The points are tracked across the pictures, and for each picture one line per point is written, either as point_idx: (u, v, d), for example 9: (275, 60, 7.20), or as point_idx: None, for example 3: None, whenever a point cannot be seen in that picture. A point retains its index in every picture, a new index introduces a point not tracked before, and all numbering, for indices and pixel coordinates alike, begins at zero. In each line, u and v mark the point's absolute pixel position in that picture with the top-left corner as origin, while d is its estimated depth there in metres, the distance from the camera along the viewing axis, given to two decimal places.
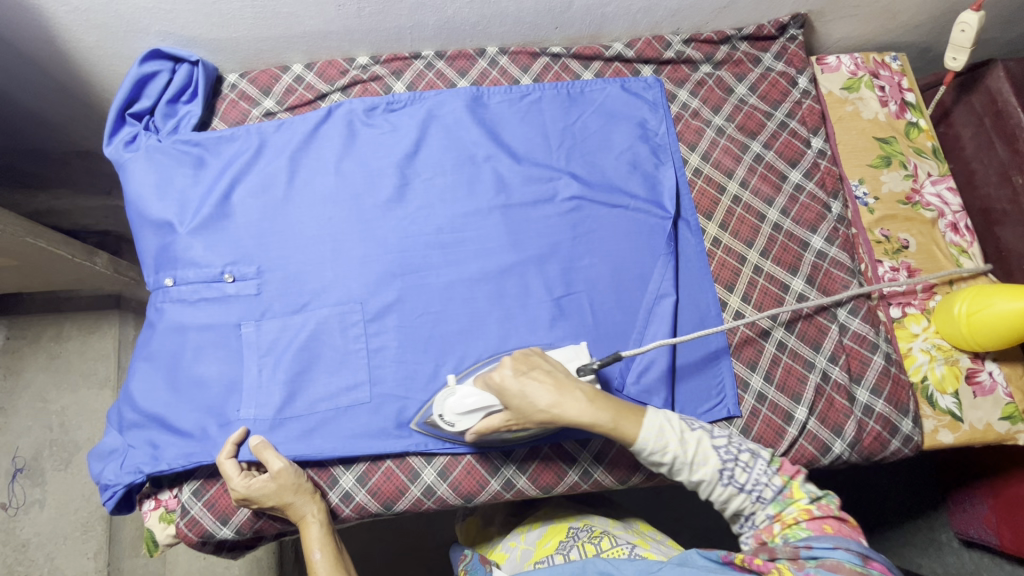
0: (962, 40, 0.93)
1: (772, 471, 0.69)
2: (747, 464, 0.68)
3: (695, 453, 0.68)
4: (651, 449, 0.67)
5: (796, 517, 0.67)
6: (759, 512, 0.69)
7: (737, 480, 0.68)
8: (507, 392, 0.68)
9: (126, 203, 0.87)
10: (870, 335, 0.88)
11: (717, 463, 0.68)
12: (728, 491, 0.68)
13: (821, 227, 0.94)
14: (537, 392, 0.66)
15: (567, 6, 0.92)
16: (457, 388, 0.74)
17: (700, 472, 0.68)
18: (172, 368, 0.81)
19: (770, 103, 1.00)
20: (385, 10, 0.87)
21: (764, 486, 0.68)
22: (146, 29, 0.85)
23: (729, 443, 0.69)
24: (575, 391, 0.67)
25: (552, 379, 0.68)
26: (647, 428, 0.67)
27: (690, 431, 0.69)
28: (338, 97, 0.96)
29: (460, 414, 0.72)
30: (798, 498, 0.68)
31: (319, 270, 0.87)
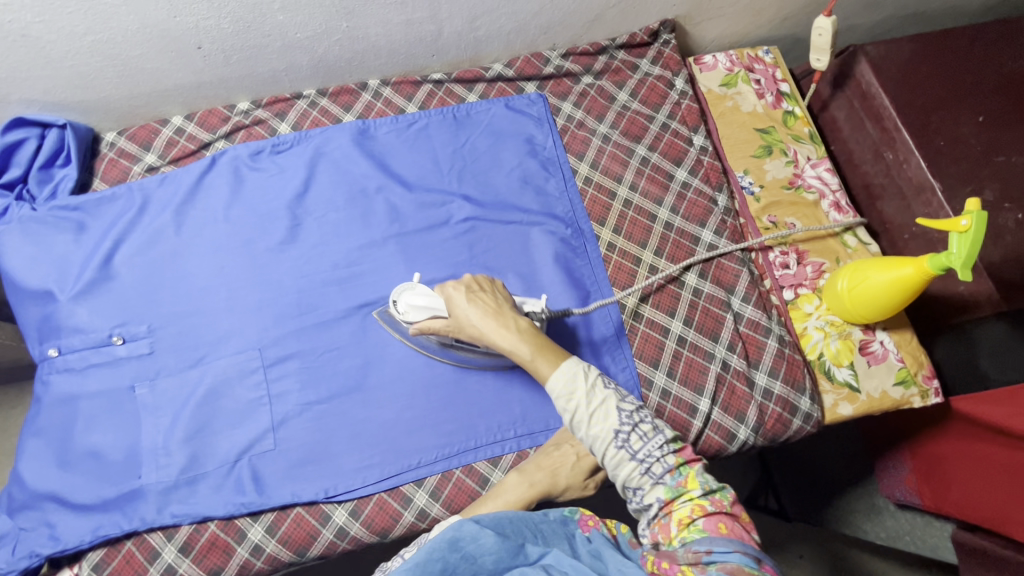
0: (821, 44, 0.98)
1: (670, 449, 0.60)
2: (645, 434, 0.60)
3: (596, 408, 0.61)
4: (557, 393, 0.62)
5: (692, 514, 0.57)
6: (648, 491, 0.59)
7: (631, 447, 0.60)
8: (451, 303, 0.71)
9: (4, 276, 0.84)
10: (764, 320, 0.91)
11: (615, 424, 0.60)
12: (620, 457, 0.60)
13: (709, 221, 0.97)
14: (470, 312, 0.69)
15: (437, 34, 0.93)
16: (418, 285, 0.79)
17: (595, 429, 0.61)
18: (63, 441, 0.78)
19: (651, 106, 1.03)
20: (254, 56, 0.87)
21: (656, 462, 0.59)
22: (8, 98, 0.83)
23: (636, 410, 0.62)
24: (514, 322, 0.68)
25: (493, 306, 0.70)
26: (559, 372, 0.62)
27: (601, 386, 0.62)
28: (223, 144, 0.95)
29: (414, 304, 0.77)
30: (692, 488, 0.59)
31: (214, 320, 0.86)
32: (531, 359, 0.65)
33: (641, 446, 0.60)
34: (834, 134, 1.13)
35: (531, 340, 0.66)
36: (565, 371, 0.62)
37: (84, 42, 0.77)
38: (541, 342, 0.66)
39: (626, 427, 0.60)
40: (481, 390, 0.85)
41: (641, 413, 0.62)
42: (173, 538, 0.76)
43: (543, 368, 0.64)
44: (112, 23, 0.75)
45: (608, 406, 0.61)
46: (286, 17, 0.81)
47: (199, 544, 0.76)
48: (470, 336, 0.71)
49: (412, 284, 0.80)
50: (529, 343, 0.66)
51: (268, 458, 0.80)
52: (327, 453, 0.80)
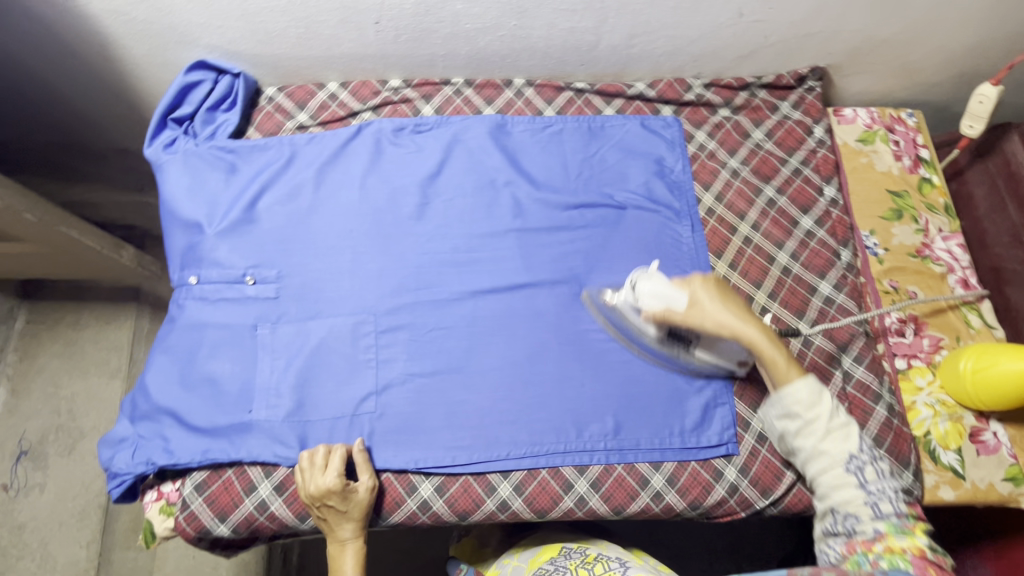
0: (980, 111, 0.97)
1: (903, 499, 0.70)
2: (879, 473, 0.71)
3: (836, 429, 0.73)
4: (795, 398, 0.73)
5: (905, 547, 0.67)
6: (865, 520, 0.69)
7: (863, 476, 0.71)
8: (697, 298, 0.76)
9: (160, 202, 0.90)
10: (874, 384, 0.88)
11: (853, 448, 0.72)
12: (848, 482, 0.71)
13: (830, 274, 0.95)
14: (721, 307, 0.75)
15: (593, 46, 0.95)
16: (654, 273, 0.80)
17: (830, 445, 0.72)
18: (187, 364, 0.83)
19: (785, 149, 1.02)
20: (420, 39, 0.91)
21: (888, 498, 0.69)
22: (195, 41, 0.89)
23: (876, 452, 0.73)
24: (751, 319, 0.75)
25: (743, 307, 0.76)
26: (803, 382, 0.73)
27: (842, 412, 0.74)
28: (370, 115, 1.00)
29: (652, 292, 0.78)
30: (917, 536, 0.68)
31: (337, 279, 0.90)
32: (781, 361, 0.73)
33: (873, 479, 0.70)
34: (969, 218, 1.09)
35: (784, 350, 0.74)
36: (811, 387, 0.73)
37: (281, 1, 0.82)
38: (793, 351, 0.75)
39: (862, 457, 0.71)
40: (578, 397, 0.86)
41: (881, 457, 0.73)
42: (270, 476, 0.80)
43: (792, 374, 0.74)
44: None
45: (848, 431, 0.73)
46: (464, 7, 0.85)
47: (292, 488, 0.79)
48: (710, 328, 0.75)
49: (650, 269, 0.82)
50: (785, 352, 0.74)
51: (368, 420, 0.83)
52: (423, 427, 0.83)
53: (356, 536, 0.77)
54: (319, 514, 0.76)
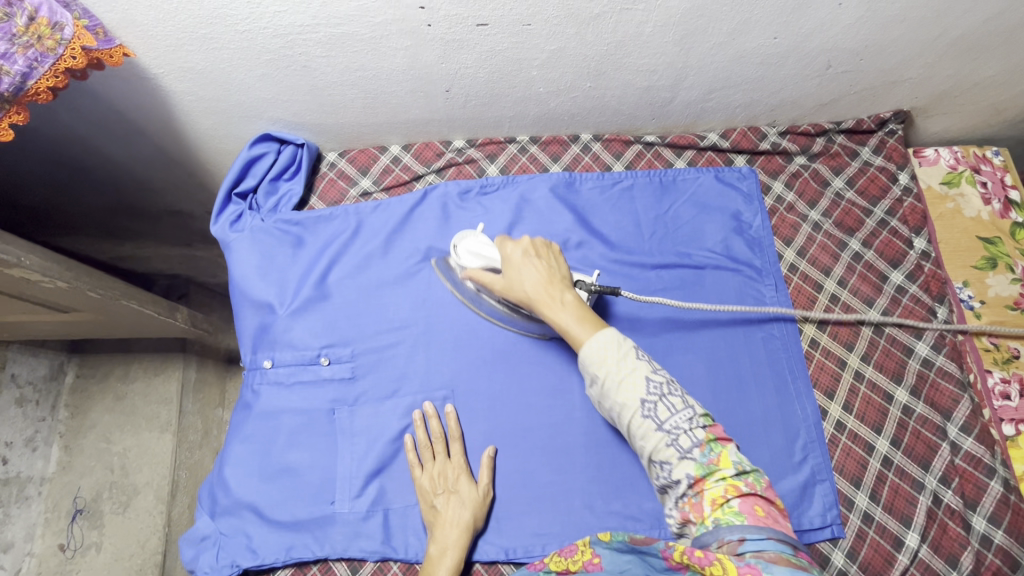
0: None
1: (700, 424, 0.58)
2: (673, 406, 0.59)
3: (626, 378, 0.61)
4: (591, 359, 0.62)
5: (726, 494, 0.56)
6: (676, 466, 0.58)
7: (657, 417, 0.59)
8: (510, 264, 0.73)
9: (230, 282, 0.88)
10: (986, 457, 0.82)
11: (642, 394, 0.60)
12: (647, 427, 0.59)
13: (926, 333, 0.90)
14: (526, 275, 0.71)
15: (668, 101, 0.91)
16: (480, 233, 0.82)
17: (624, 397, 0.60)
18: (266, 454, 0.80)
19: (869, 198, 0.97)
20: (490, 103, 0.88)
21: (684, 434, 0.58)
22: (261, 115, 0.87)
23: (666, 382, 0.61)
24: (563, 291, 0.68)
25: (547, 275, 0.70)
26: (596, 337, 0.63)
27: (633, 357, 0.62)
28: (434, 178, 0.96)
29: (472, 251, 0.80)
30: (724, 468, 0.57)
31: (412, 354, 0.86)
32: (576, 327, 0.65)
33: (668, 418, 0.59)
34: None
35: (574, 314, 0.66)
36: (608, 332, 0.64)
37: (352, 76, 0.79)
38: (586, 312, 0.66)
39: (654, 396, 0.60)
40: None
41: (671, 386, 0.61)
42: (358, 571, 0.77)
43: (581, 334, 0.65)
44: (384, 64, 0.77)
45: (637, 376, 0.60)
46: (539, 73, 0.81)
47: None
48: (517, 299, 0.72)
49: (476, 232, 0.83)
50: (572, 313, 0.66)
51: None
52: (508, 512, 0.80)
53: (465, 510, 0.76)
54: (434, 502, 0.77)
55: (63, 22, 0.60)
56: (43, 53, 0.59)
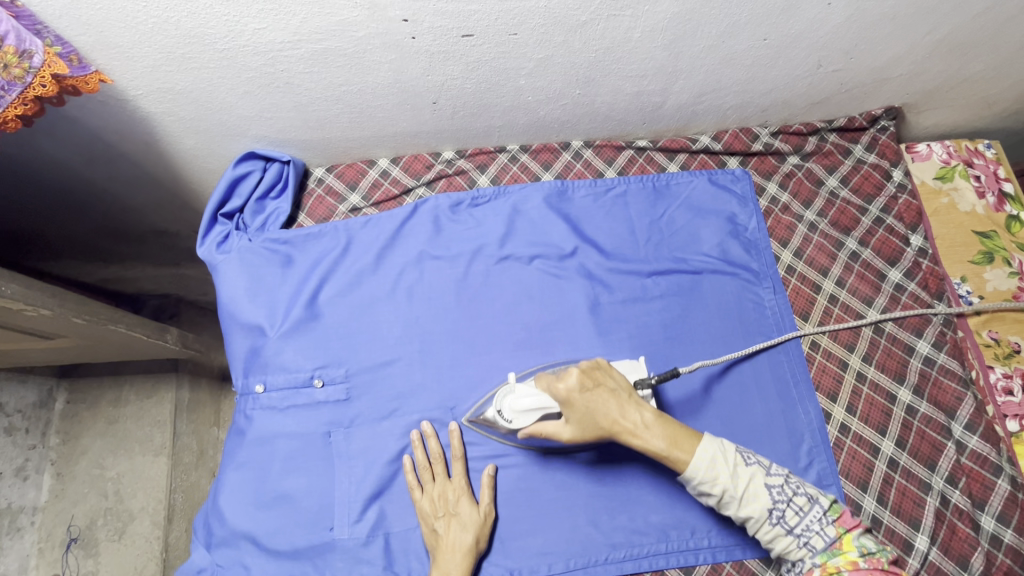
0: None
1: (829, 521, 0.64)
2: (800, 508, 0.65)
3: (745, 489, 0.65)
4: (699, 480, 0.65)
5: (841, 567, 0.62)
6: (805, 559, 0.65)
7: (787, 523, 0.65)
8: (572, 407, 0.67)
9: (218, 305, 0.86)
10: (992, 455, 0.82)
11: (766, 504, 0.65)
12: (776, 532, 0.65)
13: (926, 332, 0.89)
14: (598, 412, 0.67)
15: (659, 105, 0.89)
16: (518, 387, 0.74)
17: (748, 509, 0.66)
18: (261, 481, 0.79)
19: (864, 196, 0.96)
20: (478, 113, 0.86)
21: (814, 535, 0.64)
22: (244, 133, 0.85)
23: (785, 485, 0.66)
24: (642, 411, 0.67)
25: (619, 405, 0.67)
26: (699, 457, 0.65)
27: (744, 466, 0.66)
28: (424, 191, 0.95)
29: (524, 407, 0.72)
30: (848, 551, 0.63)
31: (408, 371, 0.85)
32: (672, 451, 0.66)
33: (796, 521, 0.65)
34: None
35: (662, 437, 0.66)
36: (701, 445, 0.66)
37: (336, 91, 0.77)
38: (677, 429, 0.67)
39: (779, 505, 0.65)
40: (675, 490, 0.81)
41: (792, 484, 0.67)
42: None
43: (679, 454, 0.66)
44: (368, 78, 0.75)
45: (756, 485, 0.66)
46: (527, 82, 0.80)
47: None
48: (595, 436, 0.69)
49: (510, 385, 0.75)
50: (662, 435, 0.66)
51: None
52: (512, 532, 0.79)
53: (467, 529, 0.75)
54: (435, 526, 0.76)
55: (32, 50, 0.59)
56: (10, 81, 0.57)
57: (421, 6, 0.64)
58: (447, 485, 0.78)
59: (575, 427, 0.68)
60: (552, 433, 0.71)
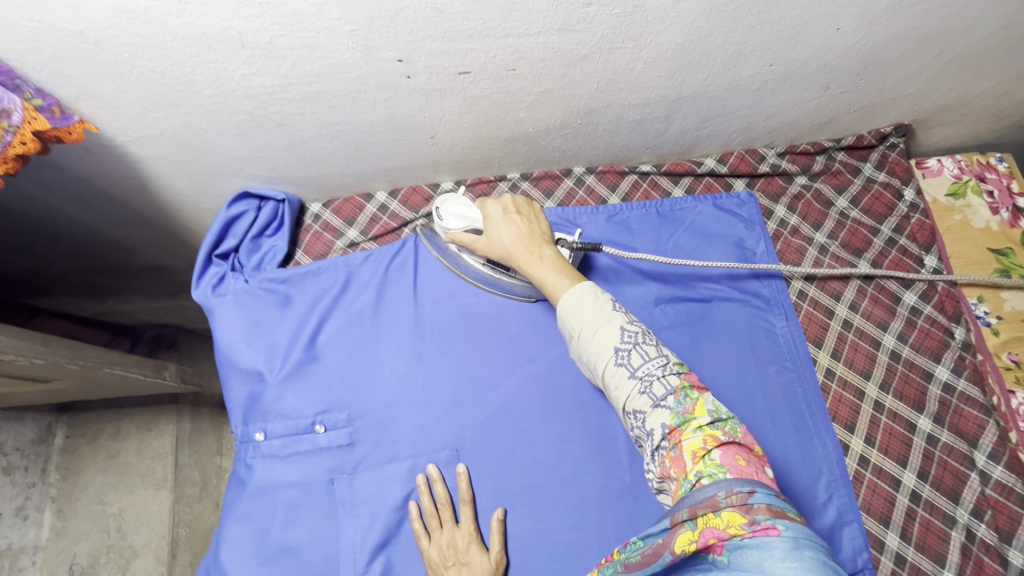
0: None
1: (673, 371, 0.59)
2: (647, 354, 0.60)
3: (602, 328, 0.62)
4: (568, 309, 0.65)
5: (704, 442, 0.54)
6: (649, 415, 0.58)
7: (630, 365, 0.60)
8: (490, 225, 0.76)
9: (215, 349, 0.84)
10: (1018, 486, 0.79)
11: (615, 340, 0.62)
12: (620, 375, 0.60)
13: (945, 356, 0.86)
14: (504, 232, 0.74)
15: (662, 131, 0.87)
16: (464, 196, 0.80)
17: (596, 344, 0.62)
18: (263, 533, 0.76)
19: (875, 217, 0.94)
20: (477, 145, 0.84)
21: (657, 381, 0.58)
22: (238, 173, 0.83)
23: (641, 332, 0.62)
24: (543, 247, 0.72)
25: (527, 230, 0.74)
26: (575, 291, 0.65)
27: (608, 308, 0.64)
28: (424, 223, 0.92)
29: (454, 212, 0.78)
30: (699, 416, 0.56)
31: (412, 412, 0.82)
32: (553, 278, 0.69)
33: (641, 363, 0.60)
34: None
35: (551, 268, 0.70)
36: (583, 289, 0.66)
37: (331, 130, 0.75)
38: (563, 265, 0.70)
39: (627, 344, 0.61)
40: None
41: (645, 336, 0.62)
42: None
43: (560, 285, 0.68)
44: (363, 116, 0.73)
45: (613, 326, 0.62)
46: (527, 114, 0.77)
47: None
48: (500, 257, 0.76)
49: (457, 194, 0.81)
50: (547, 266, 0.70)
51: None
52: None
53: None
54: None
55: (10, 108, 0.57)
56: None
57: (416, 46, 0.62)
58: (456, 532, 0.75)
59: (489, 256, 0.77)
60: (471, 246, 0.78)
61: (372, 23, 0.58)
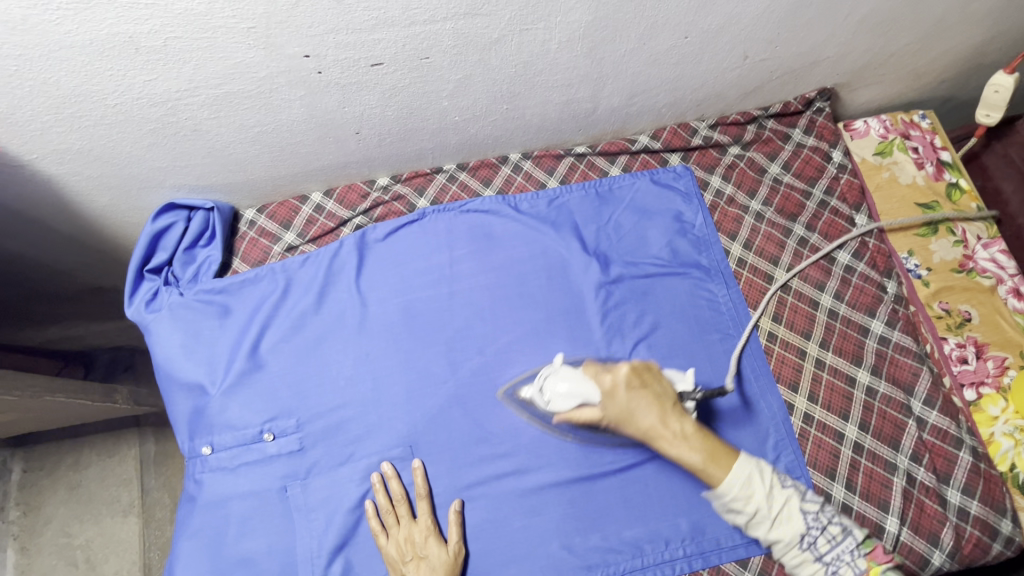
0: (997, 100, 0.95)
1: (859, 554, 0.69)
2: (832, 538, 0.69)
3: (780, 510, 0.70)
4: (733, 497, 0.71)
5: None
6: None
7: (817, 550, 0.69)
8: (615, 396, 0.75)
9: (155, 367, 0.82)
10: (952, 428, 0.82)
11: (799, 528, 0.70)
12: (806, 558, 0.70)
13: (879, 311, 0.89)
14: (642, 412, 0.74)
15: (592, 110, 0.87)
16: (563, 369, 0.80)
17: (778, 532, 0.70)
18: (219, 546, 0.75)
19: (806, 180, 0.96)
20: (407, 138, 0.83)
21: (846, 564, 0.68)
22: (161, 184, 0.80)
23: (824, 515, 0.71)
24: (686, 420, 0.74)
25: (659, 404, 0.75)
26: (735, 476, 0.71)
27: (781, 487, 0.71)
28: (362, 221, 0.91)
29: (562, 391, 0.78)
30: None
31: (363, 413, 0.82)
32: (706, 467, 0.71)
33: (826, 551, 0.69)
34: (985, 140, 1.07)
35: (694, 447, 0.72)
36: (743, 469, 0.71)
37: (250, 133, 0.73)
38: (715, 446, 0.73)
39: (813, 532, 0.70)
40: (646, 501, 0.80)
41: (829, 518, 0.71)
42: None
43: (715, 475, 0.71)
44: (281, 116, 0.71)
45: (790, 508, 0.71)
46: (451, 102, 0.77)
47: None
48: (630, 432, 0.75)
49: (556, 365, 0.81)
50: (695, 450, 0.72)
51: None
52: (485, 565, 0.77)
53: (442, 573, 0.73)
54: (404, 570, 0.73)
55: None
56: None
57: (321, 40, 0.61)
58: (413, 528, 0.75)
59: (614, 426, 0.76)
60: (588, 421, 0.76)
61: (270, 19, 0.57)
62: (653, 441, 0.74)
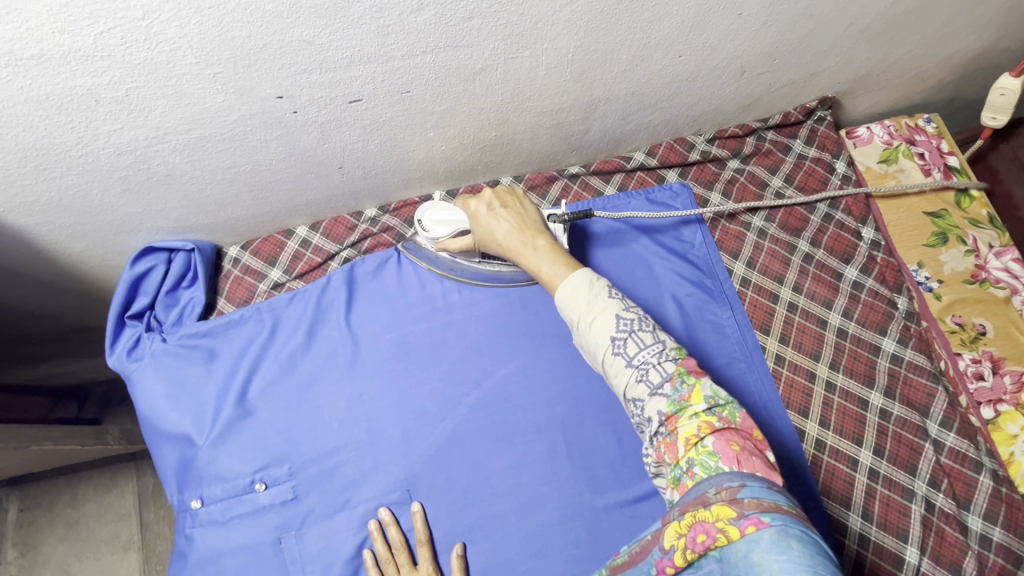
0: (1002, 103, 0.91)
1: (669, 358, 0.56)
2: (643, 340, 0.57)
3: (596, 314, 0.59)
4: (563, 299, 0.62)
5: (698, 432, 0.52)
6: (648, 405, 0.55)
7: (627, 353, 0.57)
8: (479, 221, 0.73)
9: (139, 417, 0.79)
10: (970, 451, 0.79)
11: (611, 328, 0.58)
12: (618, 365, 0.57)
13: (890, 328, 0.86)
14: (496, 226, 0.71)
15: (584, 132, 0.84)
16: (441, 202, 0.80)
17: (594, 336, 0.59)
18: None
19: (809, 193, 0.93)
20: (392, 169, 0.80)
21: (653, 368, 0.56)
22: (139, 228, 0.77)
23: (638, 318, 0.59)
24: (539, 239, 0.69)
25: (517, 220, 0.71)
26: (566, 282, 0.62)
27: (603, 296, 0.60)
28: (350, 254, 0.88)
29: (439, 220, 0.78)
30: (696, 403, 0.53)
31: (357, 458, 0.79)
32: (547, 270, 0.66)
33: (637, 352, 0.57)
34: (991, 141, 1.03)
35: (547, 258, 0.67)
36: (577, 278, 0.62)
37: (226, 174, 0.70)
38: (559, 255, 0.66)
39: (623, 332, 0.58)
40: None
41: (642, 322, 0.58)
42: None
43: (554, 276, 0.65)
44: (258, 156, 0.68)
45: (608, 313, 0.59)
46: (436, 133, 0.73)
47: None
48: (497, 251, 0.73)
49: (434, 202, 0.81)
50: (543, 257, 0.67)
51: None
52: None
53: None
54: None
55: None
56: None
57: (293, 80, 0.57)
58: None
59: (486, 246, 0.75)
60: (466, 246, 0.78)
61: (236, 63, 0.54)
62: (512, 254, 0.70)
